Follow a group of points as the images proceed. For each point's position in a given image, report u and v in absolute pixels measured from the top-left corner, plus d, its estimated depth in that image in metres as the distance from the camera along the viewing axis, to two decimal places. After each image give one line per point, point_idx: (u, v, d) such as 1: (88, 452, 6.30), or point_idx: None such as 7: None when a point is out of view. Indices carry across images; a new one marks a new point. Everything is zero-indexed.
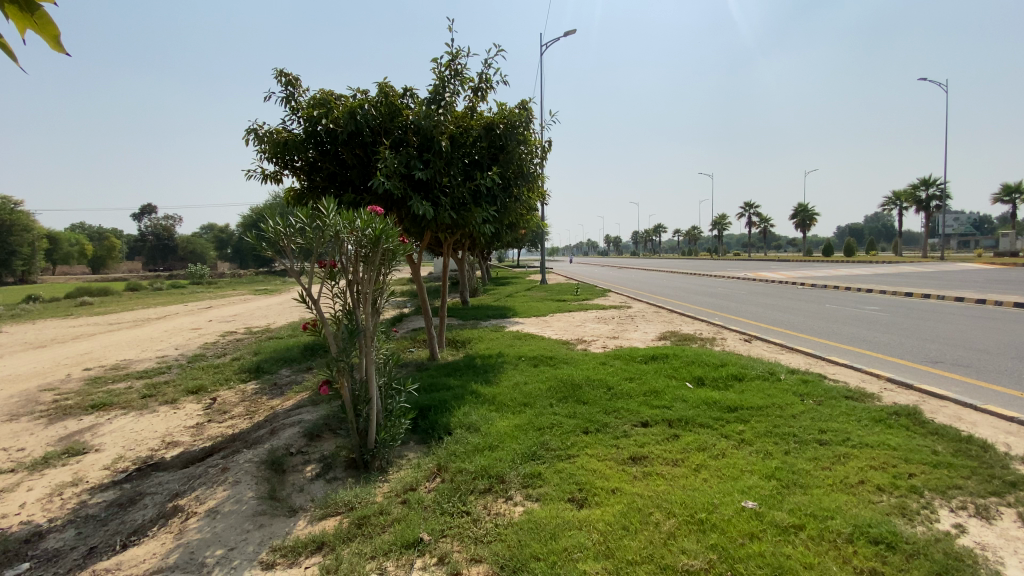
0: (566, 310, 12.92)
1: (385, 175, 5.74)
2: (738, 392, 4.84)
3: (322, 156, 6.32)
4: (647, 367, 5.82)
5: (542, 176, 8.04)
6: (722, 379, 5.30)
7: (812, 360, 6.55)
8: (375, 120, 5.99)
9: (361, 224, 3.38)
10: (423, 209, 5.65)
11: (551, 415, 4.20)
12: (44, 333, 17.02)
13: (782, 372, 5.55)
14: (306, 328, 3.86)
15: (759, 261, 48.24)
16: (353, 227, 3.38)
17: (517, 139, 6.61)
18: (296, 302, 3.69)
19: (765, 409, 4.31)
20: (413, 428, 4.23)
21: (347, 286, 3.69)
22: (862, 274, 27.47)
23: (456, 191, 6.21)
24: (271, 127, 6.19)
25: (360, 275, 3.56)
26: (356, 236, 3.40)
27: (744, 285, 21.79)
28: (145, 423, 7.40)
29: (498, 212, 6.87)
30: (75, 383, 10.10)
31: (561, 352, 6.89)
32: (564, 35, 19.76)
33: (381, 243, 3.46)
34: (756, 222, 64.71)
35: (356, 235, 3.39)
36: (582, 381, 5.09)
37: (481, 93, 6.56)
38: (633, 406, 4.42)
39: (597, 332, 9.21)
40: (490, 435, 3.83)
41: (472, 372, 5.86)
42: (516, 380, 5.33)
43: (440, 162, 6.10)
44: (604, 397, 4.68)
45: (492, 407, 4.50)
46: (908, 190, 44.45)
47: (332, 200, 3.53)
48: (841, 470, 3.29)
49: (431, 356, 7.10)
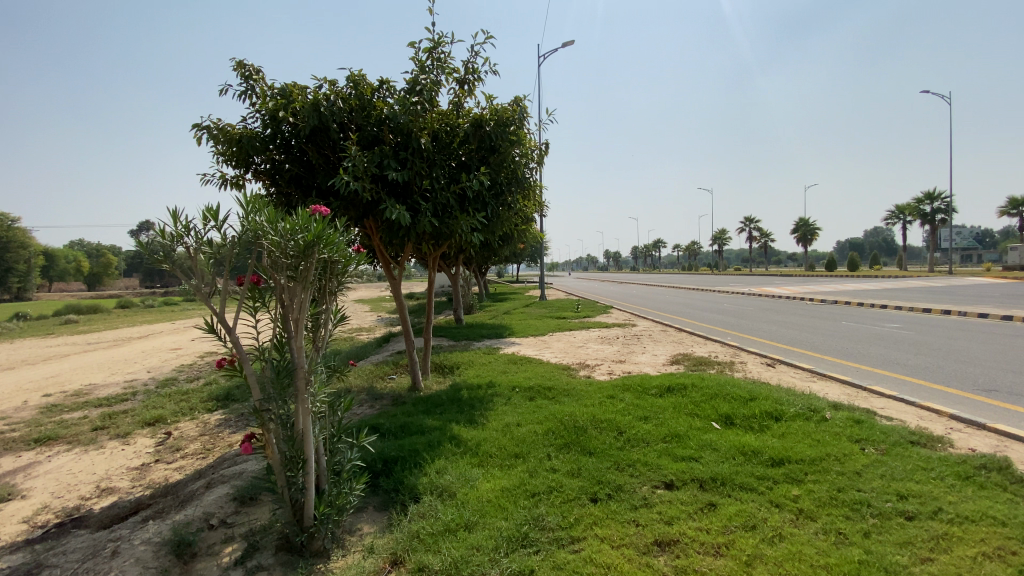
0: (566, 329, 11.98)
1: (352, 175, 4.92)
2: (779, 438, 3.93)
3: (284, 154, 5.48)
4: (663, 401, 4.90)
5: (538, 183, 7.19)
6: (755, 418, 4.39)
7: (851, 391, 5.62)
8: (342, 113, 5.19)
9: (287, 227, 2.48)
10: (396, 215, 4.81)
11: (549, 473, 3.29)
12: (17, 353, 16.09)
13: (826, 409, 4.61)
14: (226, 364, 2.96)
15: (761, 276, 47.42)
16: (275, 233, 2.49)
17: (509, 139, 5.76)
18: (209, 330, 2.81)
19: (820, 464, 3.41)
20: (374, 491, 3.33)
21: (275, 309, 2.80)
22: (871, 289, 26.48)
23: (438, 196, 5.36)
24: (226, 124, 5.36)
25: (288, 295, 2.66)
26: (280, 244, 2.49)
27: (751, 302, 20.86)
28: (85, 462, 6.43)
29: (487, 221, 6.02)
30: (26, 412, 9.13)
31: (560, 381, 5.97)
32: (562, 46, 18.98)
33: (315, 252, 2.56)
34: (758, 237, 63.99)
35: (279, 241, 2.48)
36: (586, 422, 4.16)
37: (468, 87, 5.72)
38: (652, 458, 3.52)
39: (600, 355, 8.28)
40: (468, 507, 2.93)
41: (457, 409, 4.93)
42: (507, 420, 4.41)
43: (419, 163, 5.27)
44: (614, 444, 3.76)
45: (475, 459, 3.59)
46: (912, 203, 43.61)
47: (257, 195, 2.66)
48: (949, 564, 2.37)
49: (413, 385, 6.21)
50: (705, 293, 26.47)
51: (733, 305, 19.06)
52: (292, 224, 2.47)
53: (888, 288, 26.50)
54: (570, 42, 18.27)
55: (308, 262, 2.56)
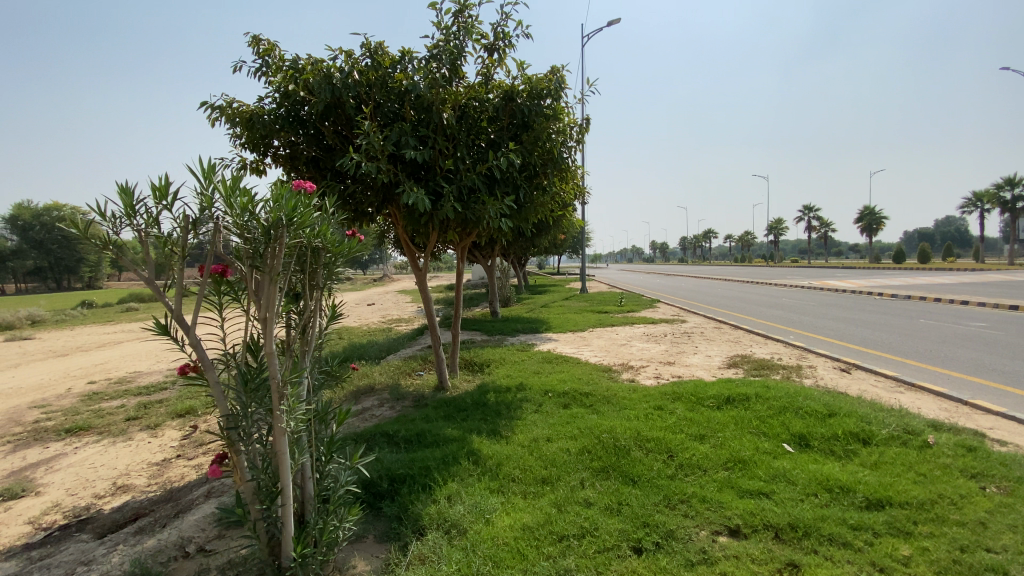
0: (608, 325, 11.20)
1: (366, 155, 4.41)
2: (871, 469, 3.16)
3: (300, 134, 5.02)
4: (721, 415, 4.19)
5: (578, 165, 6.50)
6: (837, 440, 3.63)
7: (951, 406, 4.68)
8: (358, 87, 4.67)
9: (243, 202, 1.94)
10: (413, 198, 4.27)
11: (581, 508, 2.69)
12: (77, 340, 16.84)
13: (925, 429, 3.76)
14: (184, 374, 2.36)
15: (820, 268, 44.50)
16: (232, 211, 1.95)
17: (543, 114, 5.12)
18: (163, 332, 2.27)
19: (931, 509, 2.65)
20: (375, 519, 2.82)
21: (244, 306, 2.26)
22: (948, 282, 24.01)
23: (463, 178, 4.78)
24: (239, 103, 4.94)
25: (254, 290, 2.10)
26: (237, 222, 1.95)
27: (812, 296, 19.28)
28: (110, 455, 6.34)
29: (518, 206, 5.41)
30: (70, 400, 9.31)
31: (599, 385, 5.31)
32: (608, 25, 17.94)
33: (285, 235, 2.00)
34: (816, 227, 60.19)
35: (236, 218, 1.94)
36: (629, 441, 3.52)
37: (498, 55, 5.10)
38: (712, 494, 2.85)
39: (645, 355, 7.55)
40: (479, 551, 2.37)
41: (481, 417, 4.39)
42: (536, 432, 3.84)
43: (442, 141, 4.71)
44: (663, 471, 3.12)
45: (494, 483, 3.03)
46: (996, 189, 39.61)
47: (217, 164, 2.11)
48: None
49: (439, 385, 5.74)
50: (758, 287, 24.78)
51: (790, 300, 17.65)
52: (253, 198, 1.93)
53: (972, 282, 23.77)
54: (615, 20, 17.29)
55: (277, 246, 2.01)
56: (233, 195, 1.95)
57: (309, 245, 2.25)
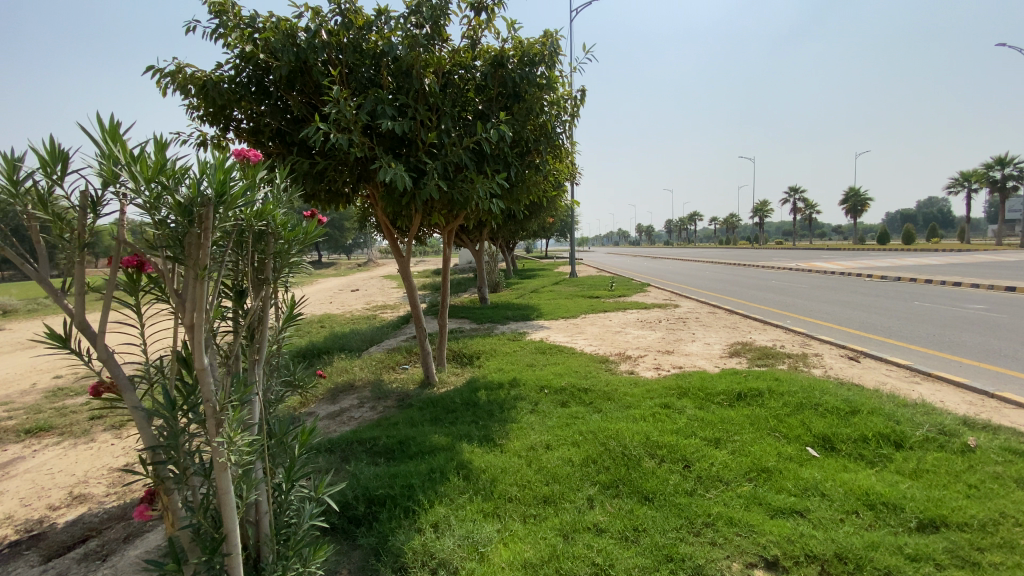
0: (601, 310, 10.83)
1: (338, 126, 3.90)
2: (914, 481, 2.82)
3: (263, 104, 4.46)
4: (735, 414, 3.82)
5: (571, 141, 6.02)
6: (867, 444, 3.30)
7: (975, 400, 4.39)
8: (327, 49, 4.12)
9: (146, 171, 1.45)
10: (390, 175, 3.78)
11: (592, 537, 2.29)
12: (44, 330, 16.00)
13: (962, 430, 3.44)
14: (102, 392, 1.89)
15: (805, 250, 44.70)
16: (136, 183, 1.45)
17: (536, 83, 4.63)
18: (70, 338, 1.79)
19: (996, 532, 2.31)
20: (350, 552, 2.40)
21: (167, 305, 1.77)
22: (934, 263, 24.09)
23: (448, 152, 4.29)
24: (191, 68, 4.33)
25: (177, 288, 1.63)
26: (141, 199, 1.46)
27: (804, 278, 19.10)
28: (69, 459, 5.81)
29: (509, 185, 4.94)
30: (31, 397, 8.69)
31: (599, 379, 4.92)
32: None
33: (212, 216, 1.52)
34: (802, 209, 60.34)
35: (139, 194, 1.45)
36: (639, 448, 3.13)
37: (486, 15, 4.57)
38: (742, 514, 2.48)
39: (642, 343, 7.21)
40: None
41: (472, 419, 3.97)
42: (534, 437, 3.45)
43: (423, 110, 4.20)
44: (681, 485, 2.74)
45: (488, 504, 2.62)
46: (979, 170, 39.90)
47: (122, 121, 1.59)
48: None
49: (426, 380, 5.32)
50: (749, 269, 24.60)
51: (781, 283, 17.45)
52: (161, 167, 1.45)
53: (957, 263, 23.90)
54: None
55: (198, 230, 1.52)
56: (132, 162, 1.46)
57: (248, 230, 1.77)
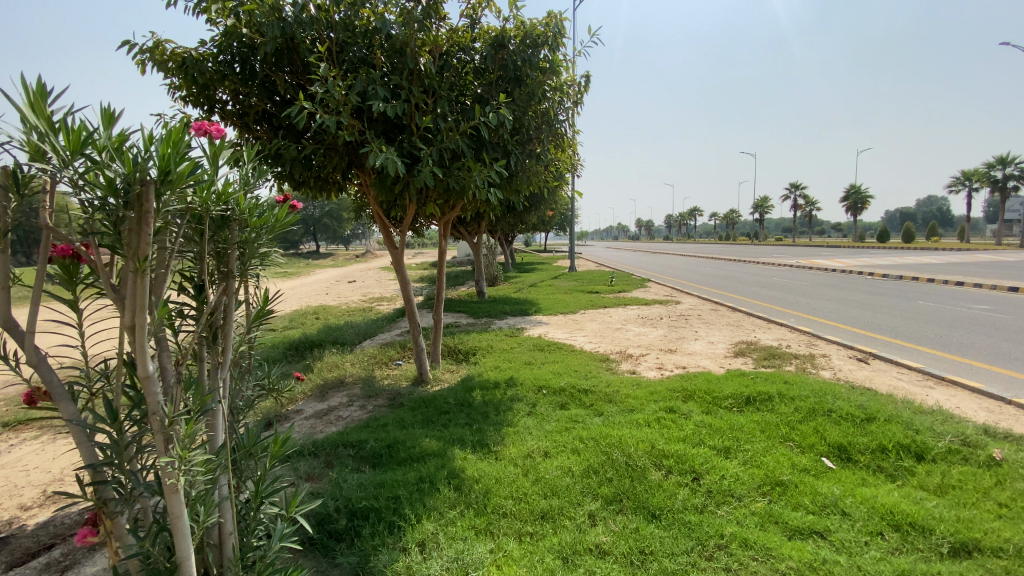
0: (601, 306, 10.61)
1: (326, 107, 3.64)
2: (939, 498, 2.62)
3: (249, 85, 4.19)
4: (744, 420, 3.61)
5: (573, 130, 5.77)
6: (885, 456, 3.09)
7: (992, 406, 4.19)
8: (316, 24, 3.84)
9: (70, 143, 1.20)
10: (381, 161, 3.53)
11: (595, 562, 2.08)
12: None
13: (985, 440, 3.24)
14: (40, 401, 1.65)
15: (805, 247, 44.41)
16: (60, 157, 1.20)
17: (538, 65, 4.37)
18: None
19: None
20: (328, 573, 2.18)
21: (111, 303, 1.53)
22: (936, 262, 23.89)
23: (444, 137, 4.04)
24: (172, 44, 4.05)
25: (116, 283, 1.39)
26: (66, 178, 1.21)
27: (806, 275, 18.87)
28: (47, 455, 5.57)
29: (509, 175, 4.70)
30: (14, 388, 8.42)
31: (600, 379, 4.71)
32: None
33: (154, 199, 1.27)
34: (803, 206, 60.03)
35: (64, 172, 1.20)
36: (645, 458, 2.92)
37: None
38: (758, 535, 2.27)
39: (644, 341, 7.00)
40: None
41: (466, 421, 3.75)
42: (531, 443, 3.23)
43: (418, 92, 3.94)
44: (690, 500, 2.53)
45: (481, 520, 2.41)
46: (981, 169, 39.65)
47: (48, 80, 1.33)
48: None
49: (419, 377, 5.11)
50: (749, 265, 24.41)
51: (783, 279, 17.22)
52: (89, 137, 1.20)
53: (959, 262, 23.71)
54: None
55: (135, 213, 1.27)
56: (53, 132, 1.21)
57: (204, 215, 1.53)
